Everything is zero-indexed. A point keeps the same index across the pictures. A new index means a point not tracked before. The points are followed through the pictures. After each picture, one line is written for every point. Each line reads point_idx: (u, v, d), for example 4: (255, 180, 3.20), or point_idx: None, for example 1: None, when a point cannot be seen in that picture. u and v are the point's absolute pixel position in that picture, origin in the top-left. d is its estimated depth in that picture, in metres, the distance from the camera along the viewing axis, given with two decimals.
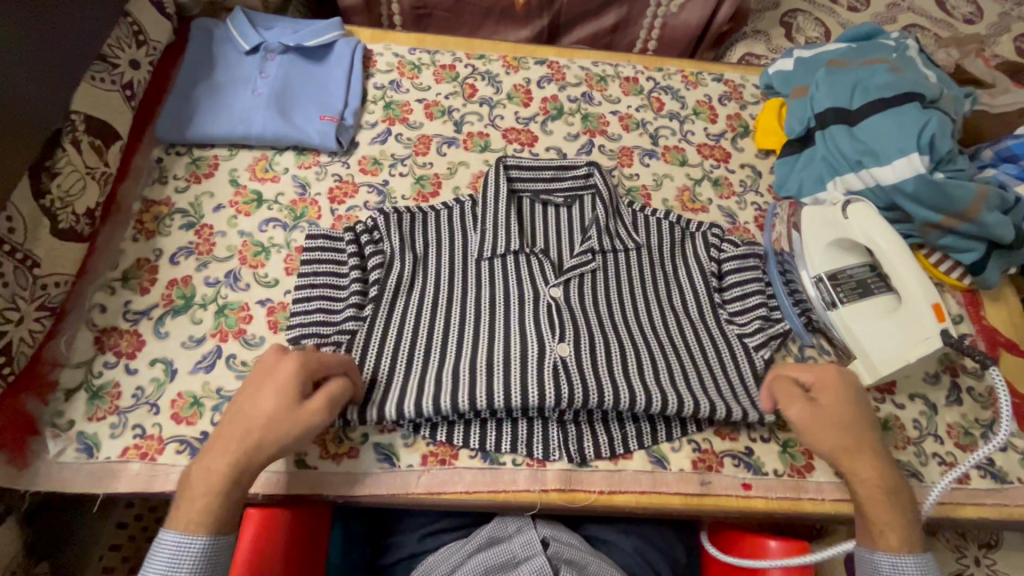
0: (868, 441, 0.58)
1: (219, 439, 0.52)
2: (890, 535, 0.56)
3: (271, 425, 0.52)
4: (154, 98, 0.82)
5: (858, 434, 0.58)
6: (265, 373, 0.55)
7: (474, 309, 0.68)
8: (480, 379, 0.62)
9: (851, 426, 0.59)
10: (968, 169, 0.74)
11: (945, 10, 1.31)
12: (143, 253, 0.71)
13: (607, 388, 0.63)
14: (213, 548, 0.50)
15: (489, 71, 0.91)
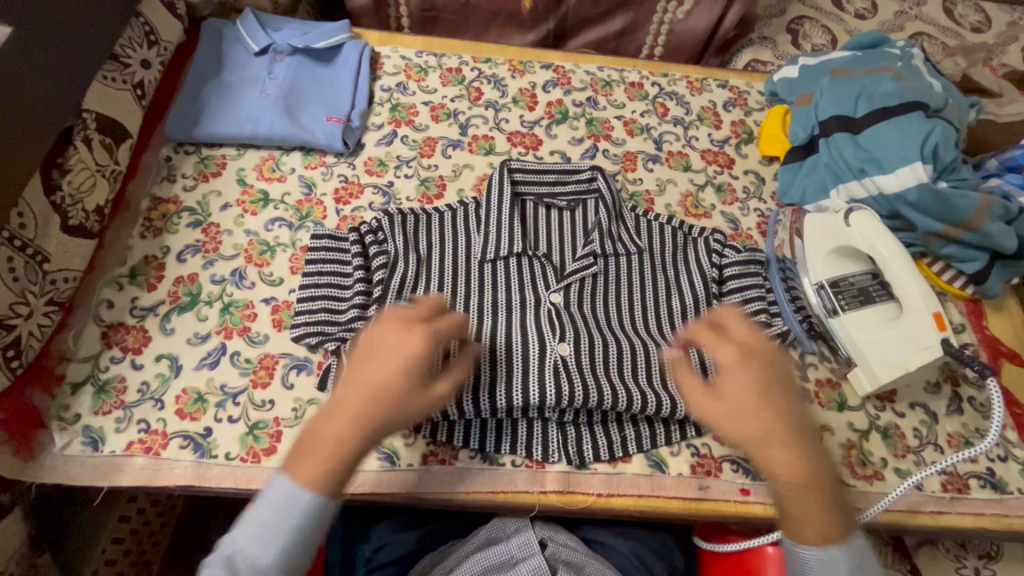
0: (780, 428, 0.51)
1: (342, 409, 0.49)
2: (815, 527, 0.50)
3: (402, 395, 0.50)
4: (164, 97, 0.83)
5: (767, 422, 0.51)
6: (399, 345, 0.52)
7: (477, 312, 0.69)
8: (483, 378, 0.63)
9: (754, 414, 0.51)
10: (972, 179, 0.74)
11: (953, 18, 1.31)
12: (150, 250, 0.71)
13: (606, 385, 0.64)
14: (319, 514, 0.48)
15: (495, 74, 0.92)
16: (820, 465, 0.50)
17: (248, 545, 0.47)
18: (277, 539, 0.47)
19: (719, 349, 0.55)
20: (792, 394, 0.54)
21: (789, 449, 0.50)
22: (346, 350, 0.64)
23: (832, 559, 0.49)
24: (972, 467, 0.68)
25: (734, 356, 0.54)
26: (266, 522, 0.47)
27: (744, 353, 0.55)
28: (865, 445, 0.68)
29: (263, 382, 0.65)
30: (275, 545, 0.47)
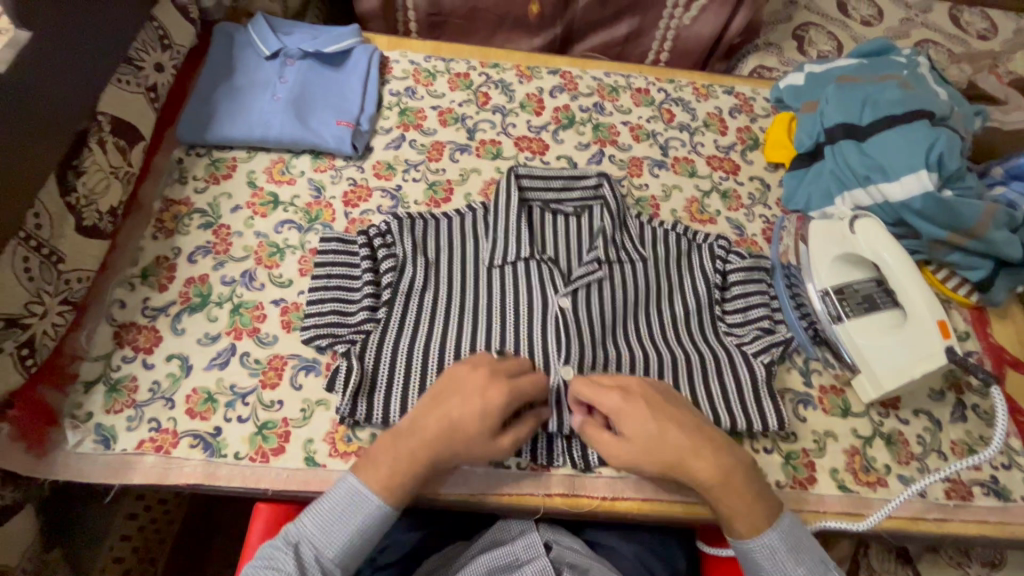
0: (684, 443, 0.57)
1: (414, 434, 0.56)
2: (750, 521, 0.56)
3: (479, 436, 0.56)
4: (176, 99, 0.84)
5: (674, 447, 0.57)
6: (483, 389, 0.57)
7: (483, 318, 0.69)
8: None
9: (657, 444, 0.57)
10: (977, 187, 0.75)
11: (959, 26, 1.31)
12: (162, 251, 0.72)
13: None
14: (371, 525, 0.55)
15: (503, 80, 0.93)
16: (729, 468, 0.57)
17: (316, 532, 0.54)
18: (343, 528, 0.54)
19: (603, 394, 0.60)
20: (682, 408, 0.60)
21: (699, 459, 0.56)
22: (355, 352, 0.64)
23: (772, 544, 0.56)
24: (976, 474, 0.68)
25: (616, 397, 0.59)
26: (336, 513, 0.55)
27: (624, 394, 0.59)
28: (869, 452, 0.68)
29: (272, 382, 0.65)
30: (341, 534, 0.54)
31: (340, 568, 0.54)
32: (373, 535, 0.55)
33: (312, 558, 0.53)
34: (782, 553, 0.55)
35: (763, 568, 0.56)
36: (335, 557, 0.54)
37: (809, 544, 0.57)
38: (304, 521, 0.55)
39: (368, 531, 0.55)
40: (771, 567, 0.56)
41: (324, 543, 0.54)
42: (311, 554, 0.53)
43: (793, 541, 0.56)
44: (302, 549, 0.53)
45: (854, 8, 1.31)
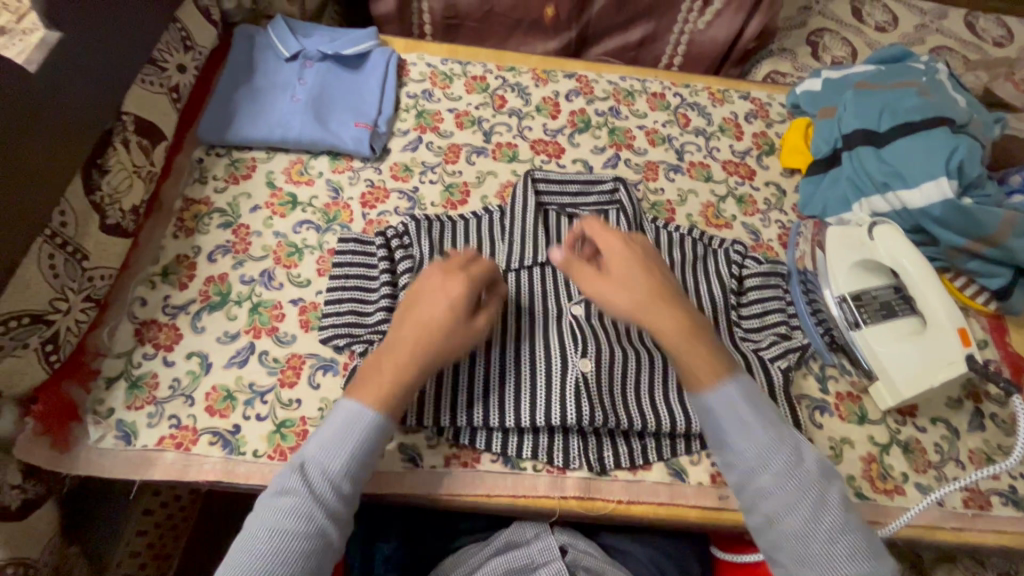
0: (655, 288, 0.62)
1: (392, 343, 0.59)
2: (700, 375, 0.59)
3: (460, 332, 0.59)
4: (197, 99, 0.85)
5: (652, 290, 0.62)
6: (443, 283, 0.61)
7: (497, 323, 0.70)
8: (507, 392, 0.65)
9: (635, 285, 0.62)
10: (997, 195, 0.74)
11: (975, 32, 1.31)
12: (182, 250, 0.73)
13: (624, 407, 0.65)
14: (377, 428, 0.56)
15: (519, 83, 0.93)
16: (686, 315, 0.61)
17: (319, 452, 0.55)
18: (346, 443, 0.55)
19: (608, 236, 0.66)
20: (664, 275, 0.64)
21: (658, 307, 0.61)
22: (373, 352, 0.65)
23: (728, 391, 0.59)
24: (994, 483, 0.68)
25: (619, 240, 0.65)
26: (335, 429, 0.56)
27: (627, 241, 0.65)
28: (886, 459, 0.68)
29: (290, 381, 0.66)
30: (345, 448, 0.55)
31: (353, 481, 0.55)
32: (376, 443, 0.56)
33: (322, 477, 0.54)
34: (738, 401, 0.58)
35: (719, 420, 0.59)
36: (345, 472, 0.54)
37: (767, 405, 0.60)
38: (306, 447, 0.56)
39: (371, 441, 0.56)
40: (726, 416, 0.58)
41: (328, 462, 0.54)
42: (320, 473, 0.54)
43: (747, 394, 0.59)
44: (309, 471, 0.54)
45: (869, 14, 1.31)
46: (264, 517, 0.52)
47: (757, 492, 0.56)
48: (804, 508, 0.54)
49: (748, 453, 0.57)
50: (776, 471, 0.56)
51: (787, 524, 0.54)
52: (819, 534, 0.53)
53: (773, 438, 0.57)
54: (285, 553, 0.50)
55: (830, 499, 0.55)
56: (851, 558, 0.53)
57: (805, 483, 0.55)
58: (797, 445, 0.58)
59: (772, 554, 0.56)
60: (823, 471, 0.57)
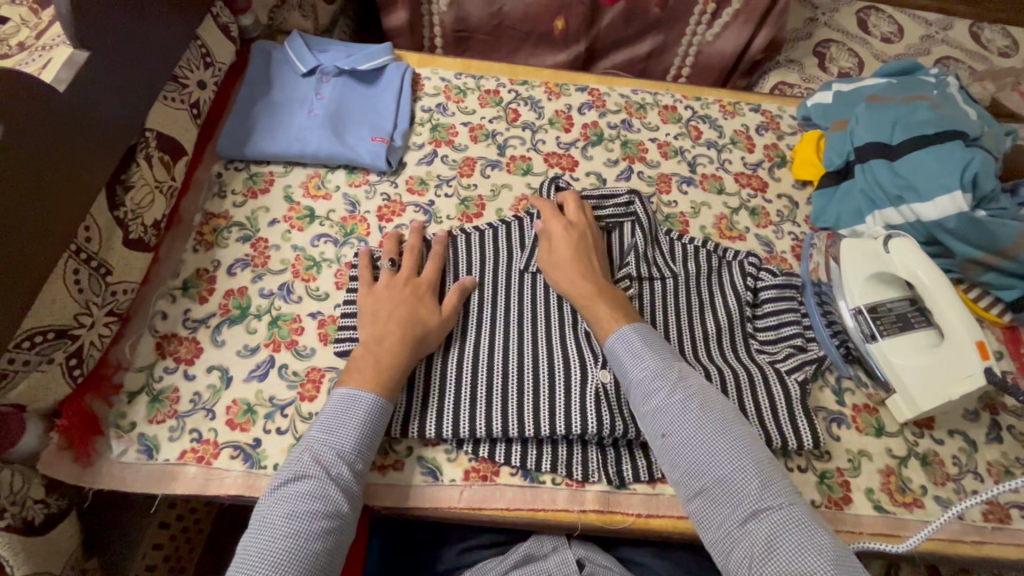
0: (571, 255, 0.72)
1: (375, 319, 0.66)
2: (600, 326, 0.66)
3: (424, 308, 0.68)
4: (216, 114, 0.86)
5: (577, 259, 0.72)
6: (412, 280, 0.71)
7: (514, 336, 0.70)
8: (525, 403, 0.65)
9: (568, 253, 0.72)
10: (1011, 208, 0.75)
11: (980, 43, 1.32)
12: (202, 264, 0.74)
13: None
14: (376, 408, 0.60)
15: (532, 97, 0.94)
16: (597, 286, 0.70)
17: (326, 434, 0.57)
18: (349, 422, 0.58)
19: (551, 224, 0.75)
20: (602, 256, 0.74)
21: (578, 279, 0.70)
22: None
23: (625, 333, 0.64)
24: (1013, 496, 0.68)
25: (561, 229, 0.74)
26: (340, 413, 0.59)
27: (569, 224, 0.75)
28: (904, 472, 0.68)
29: (310, 395, 0.66)
30: (353, 428, 0.58)
31: (361, 460, 0.58)
32: (380, 423, 0.60)
33: (334, 458, 0.56)
34: (633, 338, 0.63)
35: (621, 361, 0.63)
36: (354, 451, 0.57)
37: (662, 344, 0.65)
38: (312, 431, 0.58)
39: (373, 421, 0.59)
40: (622, 352, 0.63)
41: (338, 442, 0.57)
42: (332, 453, 0.56)
43: (644, 335, 0.64)
44: (320, 453, 0.56)
45: (875, 25, 1.32)
46: (282, 504, 0.53)
47: (654, 416, 0.59)
48: (690, 422, 0.57)
49: (640, 380, 0.61)
50: (666, 393, 0.59)
51: (676, 439, 0.57)
52: (705, 442, 0.56)
53: (661, 365, 0.61)
54: (305, 532, 0.51)
55: (715, 412, 0.58)
56: (732, 461, 0.55)
57: (688, 402, 0.59)
58: (689, 372, 0.62)
59: (673, 473, 0.57)
60: (710, 393, 0.60)
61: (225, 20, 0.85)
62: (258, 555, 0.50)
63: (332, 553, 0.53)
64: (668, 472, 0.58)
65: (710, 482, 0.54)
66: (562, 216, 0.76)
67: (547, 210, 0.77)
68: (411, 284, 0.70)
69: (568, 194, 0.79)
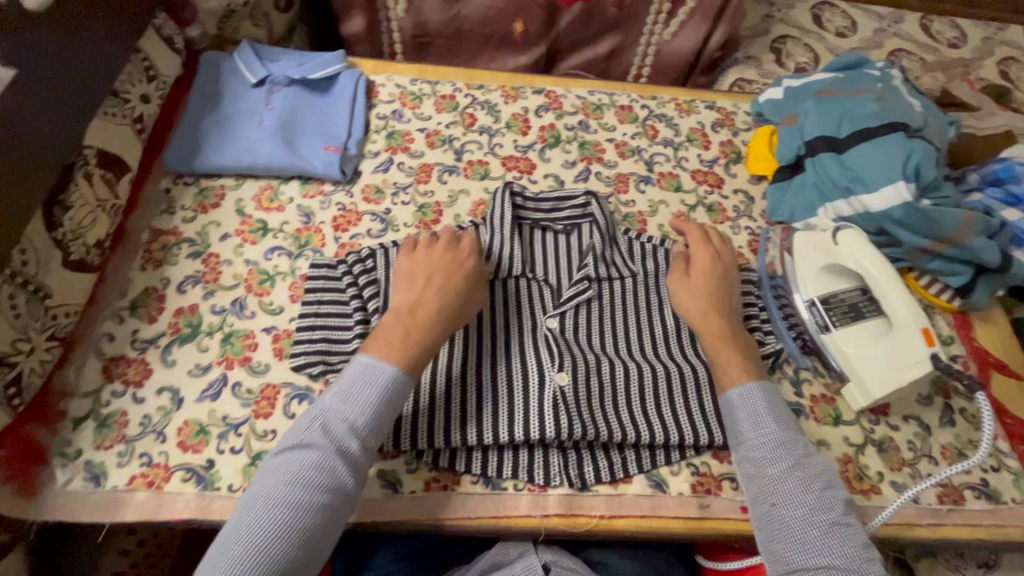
0: (708, 294, 0.71)
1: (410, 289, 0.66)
2: (725, 372, 0.66)
3: (460, 284, 0.68)
4: (163, 129, 0.84)
5: (715, 300, 0.71)
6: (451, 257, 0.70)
7: (483, 343, 0.70)
8: (491, 412, 0.65)
9: (704, 292, 0.71)
10: (954, 196, 0.78)
11: (931, 35, 1.35)
12: (151, 282, 0.72)
13: (605, 421, 0.65)
14: (396, 382, 0.59)
15: (488, 101, 0.94)
16: (728, 329, 0.69)
17: (337, 406, 0.57)
18: (361, 398, 0.57)
19: (696, 249, 0.76)
20: (734, 291, 0.74)
21: (707, 315, 0.70)
22: None
23: (750, 390, 0.64)
24: (967, 478, 0.69)
25: (706, 259, 0.75)
26: (353, 387, 0.58)
27: (714, 256, 0.75)
28: (861, 459, 0.69)
29: (265, 412, 0.65)
30: (365, 404, 0.57)
31: (373, 436, 0.57)
32: (397, 400, 0.59)
33: (343, 431, 0.55)
34: (758, 398, 0.63)
35: (737, 414, 0.63)
36: (363, 425, 0.56)
37: (787, 414, 0.64)
38: (324, 400, 0.58)
39: (386, 396, 0.58)
40: (743, 409, 0.63)
41: (349, 416, 0.56)
42: (341, 426, 0.56)
43: (768, 395, 0.64)
44: (330, 424, 0.56)
45: (829, 20, 1.35)
46: (286, 471, 0.53)
47: (765, 482, 0.59)
48: (807, 501, 0.56)
49: (758, 444, 0.61)
50: (784, 466, 0.59)
51: (786, 512, 0.56)
52: (821, 525, 0.55)
53: (785, 437, 0.61)
54: (305, 502, 0.51)
55: (830, 498, 0.57)
56: (847, 553, 0.53)
57: (807, 482, 0.57)
58: (813, 452, 0.61)
59: (771, 547, 0.56)
60: (835, 484, 0.59)
61: (169, 32, 0.84)
62: (254, 518, 0.50)
63: (332, 524, 0.53)
64: (764, 542, 0.57)
65: (819, 564, 0.53)
66: (707, 252, 0.75)
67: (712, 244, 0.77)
68: (454, 257, 0.70)
69: (710, 227, 0.80)
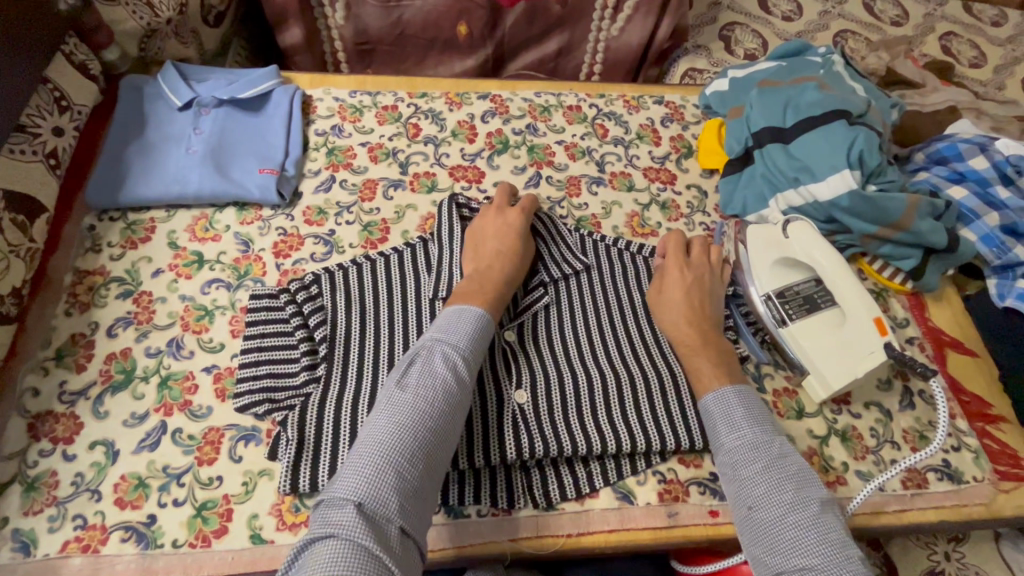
0: (681, 302, 0.70)
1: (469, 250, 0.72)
2: (699, 380, 0.65)
3: (524, 250, 0.73)
4: (82, 162, 0.79)
5: (693, 310, 0.70)
6: (503, 219, 0.75)
7: (494, 360, 0.68)
8: (492, 432, 0.63)
9: (676, 302, 0.70)
10: (898, 179, 0.78)
11: (873, 13, 1.36)
12: (77, 328, 0.68)
13: (567, 436, 0.63)
14: (484, 318, 0.63)
15: (432, 109, 0.91)
16: (702, 336, 0.68)
17: (442, 333, 0.59)
18: (462, 328, 0.60)
19: (668, 263, 0.74)
20: (713, 298, 0.72)
21: (681, 331, 0.68)
22: (294, 418, 0.61)
23: (724, 394, 0.62)
24: (930, 460, 0.69)
25: (677, 271, 0.73)
26: (451, 321, 0.61)
27: (681, 265, 0.73)
28: (826, 451, 0.68)
29: (209, 458, 0.61)
30: (466, 331, 0.60)
31: (475, 359, 0.59)
32: (488, 332, 0.62)
33: (451, 352, 0.58)
34: (732, 400, 0.61)
35: (714, 419, 0.61)
36: (467, 346, 0.59)
37: (767, 416, 0.61)
38: (425, 333, 0.61)
39: (479, 325, 0.61)
40: (718, 413, 0.61)
41: (453, 339, 0.59)
42: (448, 347, 0.58)
43: (744, 398, 0.62)
44: (436, 345, 0.58)
45: (775, 5, 1.34)
46: (405, 389, 0.54)
47: (740, 484, 0.57)
48: (782, 501, 0.54)
49: (734, 447, 0.59)
50: (760, 467, 0.56)
51: (763, 514, 0.54)
52: (797, 525, 0.52)
53: (761, 438, 0.58)
54: (428, 411, 0.53)
55: (809, 497, 0.54)
56: (824, 552, 0.50)
57: (781, 481, 0.55)
58: (791, 451, 0.58)
59: (753, 550, 0.53)
60: (815, 484, 0.55)
61: (82, 56, 0.78)
62: (386, 426, 0.51)
63: (448, 437, 0.54)
64: (746, 545, 0.54)
65: (796, 564, 0.50)
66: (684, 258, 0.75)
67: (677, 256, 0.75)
68: (501, 213, 0.76)
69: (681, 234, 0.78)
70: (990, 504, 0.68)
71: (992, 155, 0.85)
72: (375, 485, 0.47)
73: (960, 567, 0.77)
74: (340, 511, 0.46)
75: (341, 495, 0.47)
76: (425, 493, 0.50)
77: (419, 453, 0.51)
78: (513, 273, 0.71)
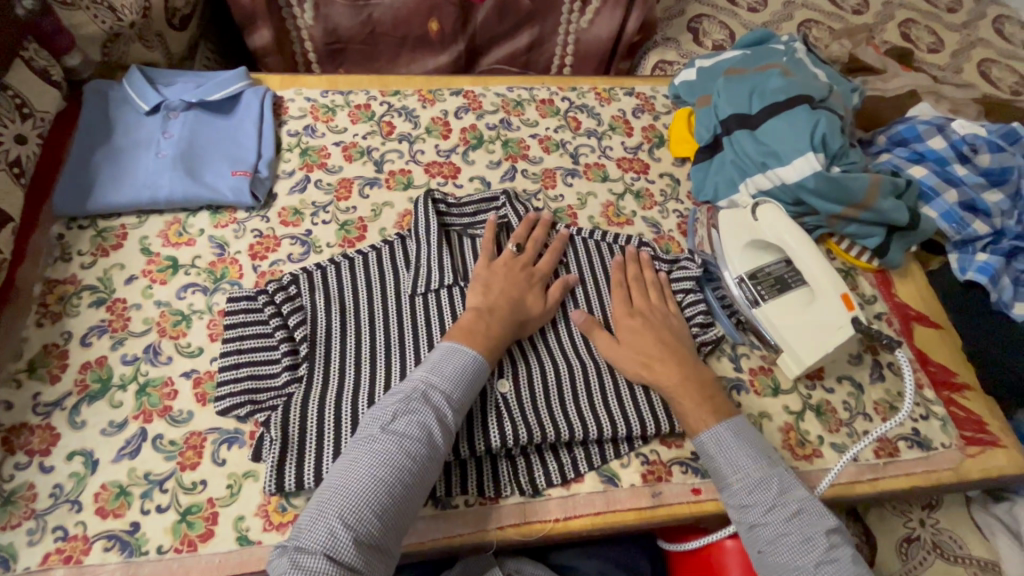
0: (643, 337, 0.68)
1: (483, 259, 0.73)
2: (687, 416, 0.64)
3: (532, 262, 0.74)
4: (48, 171, 0.78)
5: (660, 341, 0.68)
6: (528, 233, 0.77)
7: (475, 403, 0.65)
8: (476, 421, 0.64)
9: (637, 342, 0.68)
10: (861, 160, 0.80)
11: (834, 2, 1.40)
12: (50, 338, 0.66)
13: (551, 424, 0.64)
14: (478, 364, 0.62)
15: (405, 106, 0.91)
16: (678, 365, 0.66)
17: (434, 375, 0.59)
18: (453, 372, 0.60)
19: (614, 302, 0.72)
20: (672, 323, 0.71)
21: (651, 362, 0.66)
22: (277, 419, 0.61)
23: (719, 432, 0.61)
24: (900, 429, 0.72)
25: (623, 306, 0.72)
26: (443, 362, 0.61)
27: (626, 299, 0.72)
28: (802, 426, 0.70)
29: (192, 463, 0.61)
30: (456, 377, 0.60)
31: (462, 409, 0.59)
32: (478, 375, 0.61)
33: (441, 402, 0.58)
34: (727, 439, 0.61)
35: (715, 460, 0.61)
36: (456, 397, 0.59)
37: (763, 446, 0.62)
38: (416, 370, 0.60)
39: (472, 374, 0.61)
40: (716, 453, 0.61)
41: (443, 387, 0.58)
42: (438, 397, 0.58)
43: (739, 432, 0.62)
44: (429, 392, 0.58)
45: None
46: (384, 433, 0.54)
47: (750, 528, 0.58)
48: (790, 545, 0.55)
49: (739, 487, 0.59)
50: (763, 511, 0.57)
51: (775, 559, 0.55)
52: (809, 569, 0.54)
53: (761, 476, 0.59)
54: (403, 462, 0.53)
55: (817, 536, 0.55)
56: None
57: (787, 524, 0.56)
58: (789, 480, 0.59)
59: None
60: (818, 513, 0.57)
61: (43, 63, 0.76)
62: (358, 473, 0.52)
63: (420, 489, 0.54)
64: None
65: None
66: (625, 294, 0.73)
67: (642, 270, 0.76)
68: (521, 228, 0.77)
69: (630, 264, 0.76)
70: (958, 469, 0.71)
71: (949, 135, 0.88)
72: (341, 537, 0.48)
73: (934, 532, 0.80)
74: (310, 557, 0.47)
75: (309, 544, 0.48)
76: (389, 545, 0.51)
77: (389, 505, 0.51)
78: (485, 266, 0.72)
